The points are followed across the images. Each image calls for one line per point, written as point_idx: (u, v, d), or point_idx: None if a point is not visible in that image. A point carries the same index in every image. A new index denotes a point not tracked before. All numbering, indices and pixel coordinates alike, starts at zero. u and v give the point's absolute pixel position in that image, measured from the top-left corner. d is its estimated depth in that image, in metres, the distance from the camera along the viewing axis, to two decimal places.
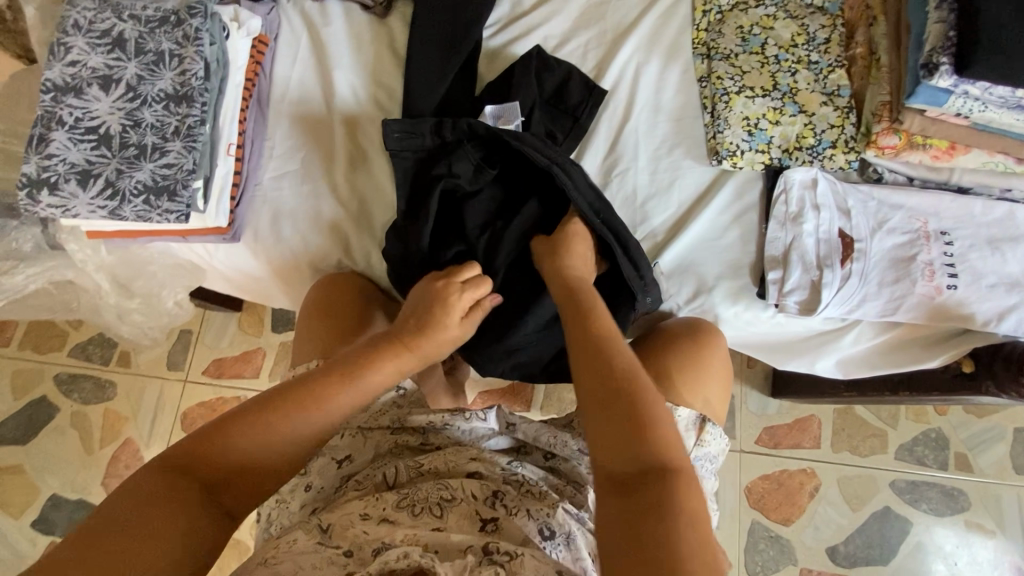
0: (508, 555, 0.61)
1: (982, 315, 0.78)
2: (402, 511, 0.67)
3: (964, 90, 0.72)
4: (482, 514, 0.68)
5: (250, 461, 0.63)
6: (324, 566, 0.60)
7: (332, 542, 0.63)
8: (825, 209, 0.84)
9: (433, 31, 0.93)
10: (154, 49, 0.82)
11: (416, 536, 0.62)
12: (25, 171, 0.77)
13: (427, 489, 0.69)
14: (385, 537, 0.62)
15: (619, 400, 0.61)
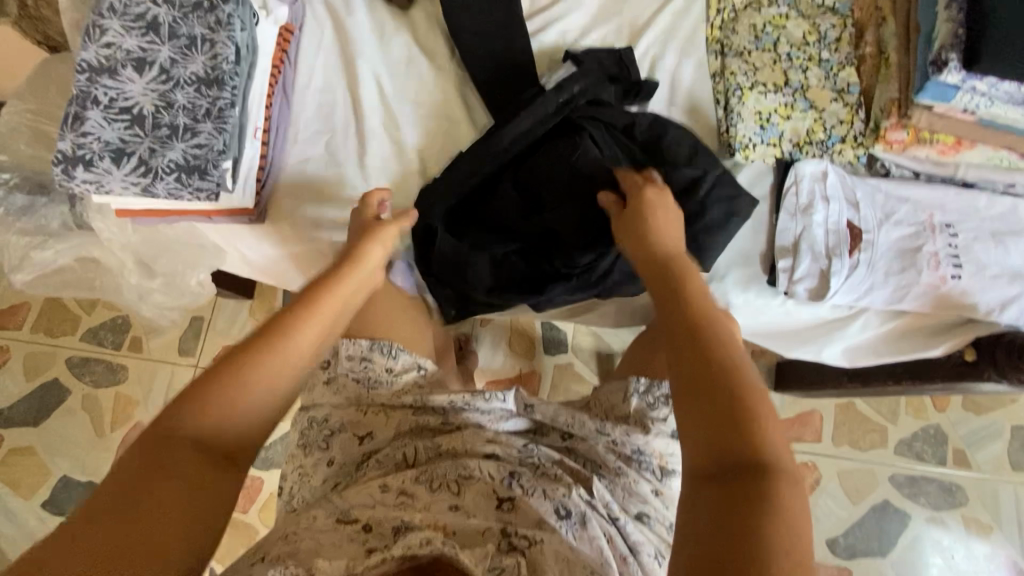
0: (528, 540, 0.64)
1: (986, 304, 0.80)
2: (420, 486, 0.71)
3: (972, 86, 0.74)
4: (499, 493, 0.70)
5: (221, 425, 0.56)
6: (344, 543, 0.63)
7: (349, 519, 0.66)
8: (834, 202, 0.86)
9: (469, 26, 0.97)
10: (187, 34, 0.84)
11: (435, 518, 0.64)
12: (61, 148, 0.79)
13: (446, 469, 0.73)
14: (406, 516, 0.64)
15: (720, 394, 0.53)
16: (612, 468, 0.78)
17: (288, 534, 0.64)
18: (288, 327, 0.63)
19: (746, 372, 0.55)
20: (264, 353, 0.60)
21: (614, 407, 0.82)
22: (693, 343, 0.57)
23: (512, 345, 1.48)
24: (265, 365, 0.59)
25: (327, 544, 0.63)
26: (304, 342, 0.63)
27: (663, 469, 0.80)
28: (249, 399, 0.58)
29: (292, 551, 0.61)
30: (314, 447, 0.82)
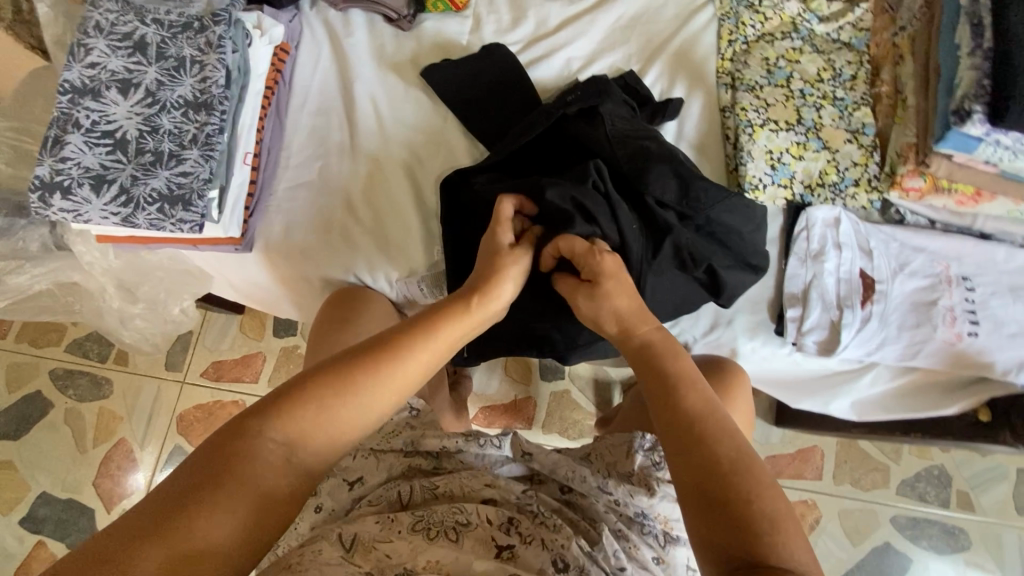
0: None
1: (1002, 364, 0.76)
2: (419, 533, 0.66)
3: (995, 139, 0.71)
4: (498, 540, 0.67)
5: (313, 432, 0.55)
6: None
7: (354, 559, 0.62)
8: (847, 249, 0.82)
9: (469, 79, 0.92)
10: (176, 55, 0.81)
11: (438, 564, 0.62)
12: (38, 173, 0.76)
13: (443, 512, 0.69)
14: (408, 562, 0.62)
15: (726, 495, 0.53)
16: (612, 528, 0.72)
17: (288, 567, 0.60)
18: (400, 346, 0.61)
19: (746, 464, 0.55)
20: (364, 381, 0.58)
21: (618, 462, 0.78)
22: (683, 440, 0.57)
23: (508, 371, 1.44)
24: (372, 383, 0.58)
25: None
26: (411, 373, 0.61)
27: (665, 534, 0.74)
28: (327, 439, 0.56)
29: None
30: None
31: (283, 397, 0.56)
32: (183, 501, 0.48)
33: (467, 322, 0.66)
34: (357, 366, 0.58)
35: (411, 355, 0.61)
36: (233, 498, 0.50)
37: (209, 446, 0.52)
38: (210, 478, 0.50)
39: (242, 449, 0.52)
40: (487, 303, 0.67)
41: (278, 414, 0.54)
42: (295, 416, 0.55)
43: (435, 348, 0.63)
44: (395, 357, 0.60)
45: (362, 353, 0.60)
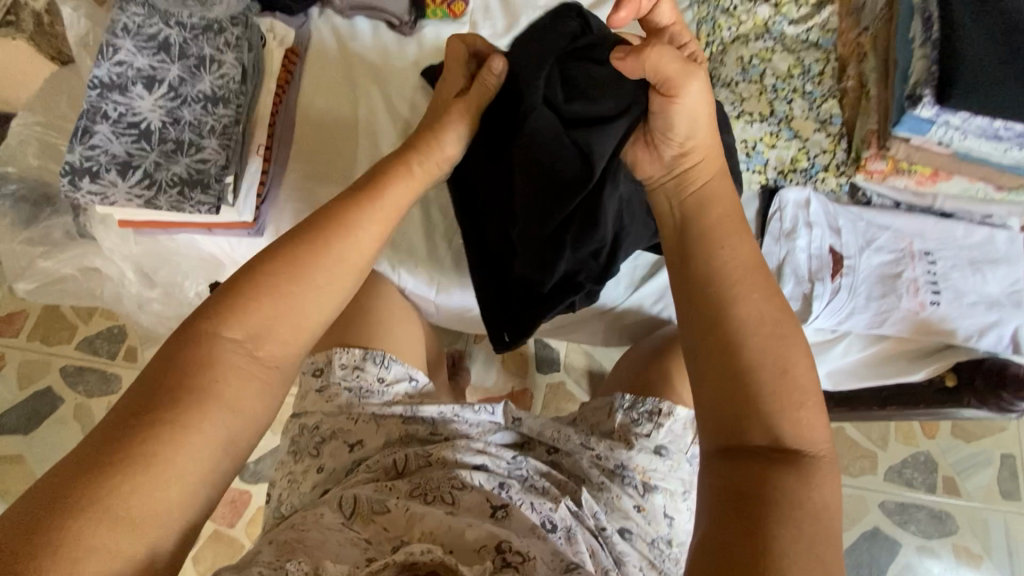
0: (522, 556, 0.59)
1: (964, 330, 0.82)
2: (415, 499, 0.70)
3: (946, 121, 0.78)
4: (492, 502, 0.70)
5: (262, 327, 0.57)
6: (346, 545, 0.62)
7: (355, 525, 0.66)
8: (817, 227, 0.89)
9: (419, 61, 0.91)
10: (196, 54, 0.88)
11: (432, 533, 0.63)
12: (68, 160, 0.82)
13: (439, 479, 0.73)
14: (405, 534, 0.64)
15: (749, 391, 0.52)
16: (596, 483, 0.78)
17: (295, 525, 0.65)
18: (342, 220, 0.64)
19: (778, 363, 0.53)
20: (314, 270, 0.61)
21: (601, 422, 0.83)
22: (713, 326, 0.56)
23: (505, 364, 1.49)
24: (315, 272, 0.61)
25: (330, 542, 0.62)
26: (362, 249, 0.65)
27: (646, 485, 0.78)
28: (289, 332, 0.59)
29: (299, 537, 0.62)
30: (304, 453, 0.81)
31: (235, 288, 0.58)
32: (129, 440, 0.49)
33: (409, 182, 0.72)
34: (295, 251, 0.61)
35: (358, 220, 0.65)
36: (207, 394, 0.53)
37: (167, 353, 0.55)
38: (160, 405, 0.51)
39: (201, 358, 0.54)
40: (428, 157, 0.74)
41: (232, 318, 0.56)
42: (246, 317, 0.57)
43: (371, 225, 0.66)
44: (330, 240, 0.62)
45: (293, 241, 0.62)
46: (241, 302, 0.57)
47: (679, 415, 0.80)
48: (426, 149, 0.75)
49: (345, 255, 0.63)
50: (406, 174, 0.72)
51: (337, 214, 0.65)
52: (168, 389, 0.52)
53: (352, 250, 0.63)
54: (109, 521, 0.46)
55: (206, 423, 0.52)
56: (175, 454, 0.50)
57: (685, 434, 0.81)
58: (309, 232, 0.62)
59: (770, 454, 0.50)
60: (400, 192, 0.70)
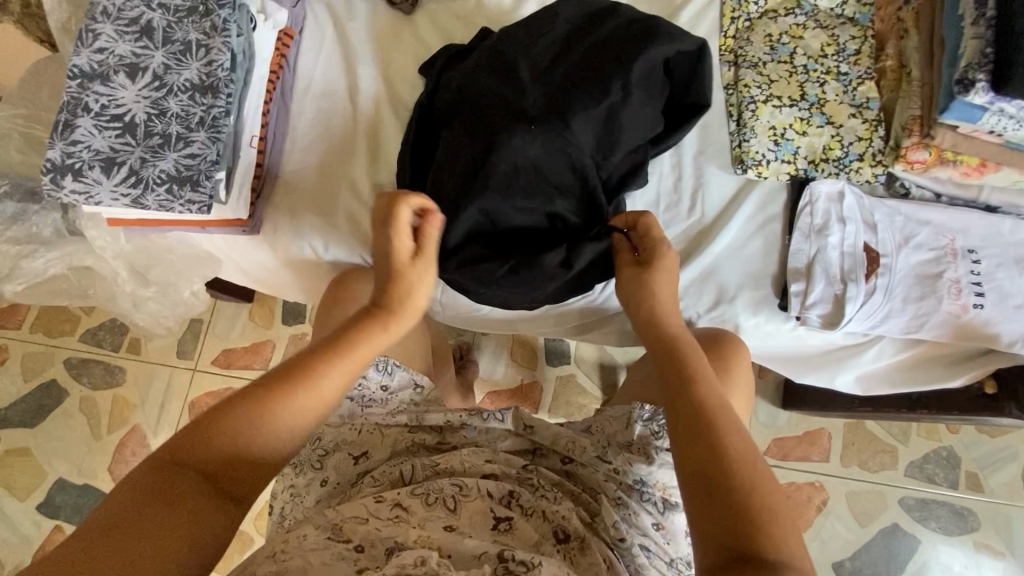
0: (527, 564, 0.59)
1: (1008, 335, 0.76)
2: (416, 500, 0.69)
3: (1000, 108, 0.71)
4: (496, 512, 0.68)
5: (252, 438, 0.59)
6: (335, 560, 0.59)
7: (342, 537, 0.63)
8: (851, 223, 0.82)
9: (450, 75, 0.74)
10: (182, 39, 0.82)
11: (429, 538, 0.61)
12: (49, 157, 0.77)
13: (442, 483, 0.71)
14: (400, 536, 0.62)
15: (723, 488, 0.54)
16: (612, 497, 0.74)
17: (276, 554, 0.60)
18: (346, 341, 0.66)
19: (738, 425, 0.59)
20: (290, 398, 0.61)
21: (617, 433, 0.78)
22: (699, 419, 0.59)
23: (514, 356, 1.44)
24: (291, 408, 0.61)
25: (316, 562, 0.58)
26: (332, 389, 0.63)
27: (665, 501, 0.76)
28: (274, 442, 0.60)
29: (279, 570, 0.57)
30: (306, 466, 0.78)
31: (225, 406, 0.59)
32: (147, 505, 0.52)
33: (386, 336, 0.69)
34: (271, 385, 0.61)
35: (329, 369, 0.63)
36: (178, 501, 0.53)
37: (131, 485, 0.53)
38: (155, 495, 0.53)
39: (160, 481, 0.54)
40: (406, 303, 0.71)
41: (202, 436, 0.57)
42: (221, 429, 0.58)
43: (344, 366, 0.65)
44: (307, 373, 0.62)
45: (282, 369, 0.63)
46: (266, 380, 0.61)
47: None
48: (409, 296, 0.71)
49: (324, 392, 0.63)
50: (385, 328, 0.69)
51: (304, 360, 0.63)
52: (122, 531, 0.50)
53: (323, 380, 0.63)
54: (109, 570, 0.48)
55: (195, 506, 0.54)
56: (160, 520, 0.52)
57: None
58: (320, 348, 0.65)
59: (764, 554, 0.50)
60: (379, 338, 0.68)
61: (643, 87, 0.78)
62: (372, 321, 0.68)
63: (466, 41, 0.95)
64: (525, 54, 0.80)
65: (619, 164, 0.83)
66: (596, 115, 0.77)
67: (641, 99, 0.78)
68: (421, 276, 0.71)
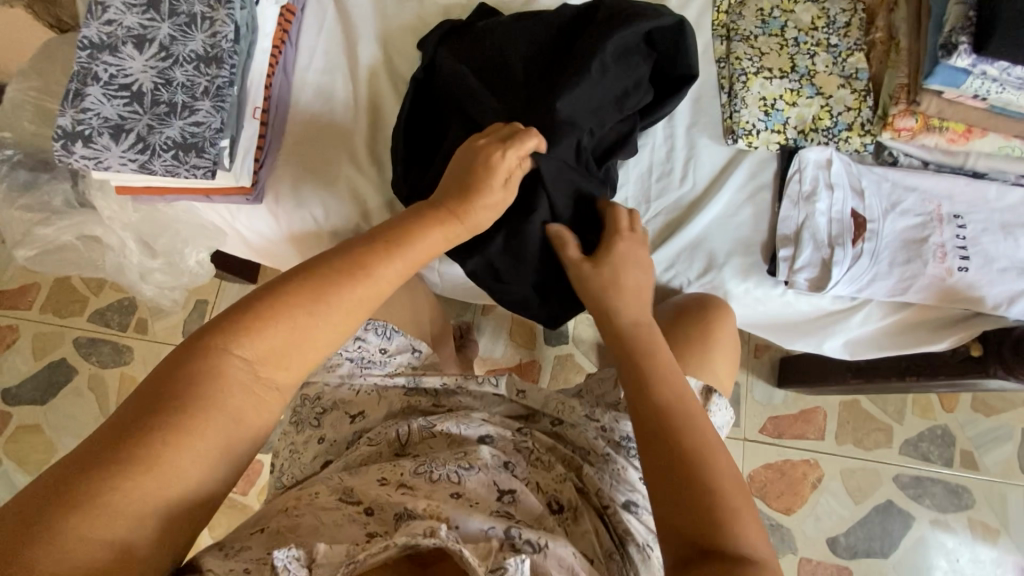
0: (534, 544, 0.60)
1: (993, 298, 0.78)
2: (421, 476, 0.68)
3: (983, 71, 0.73)
4: (499, 485, 0.69)
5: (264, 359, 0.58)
6: (345, 523, 0.61)
7: (351, 501, 0.64)
8: (839, 190, 0.84)
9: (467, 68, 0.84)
10: (187, 11, 0.84)
11: (438, 508, 0.61)
12: (60, 124, 0.80)
13: (446, 458, 0.71)
14: (409, 503, 0.61)
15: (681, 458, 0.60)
16: (601, 454, 0.77)
17: (289, 509, 0.64)
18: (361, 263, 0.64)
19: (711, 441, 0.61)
20: (336, 300, 0.62)
21: (606, 394, 0.80)
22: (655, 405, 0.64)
23: (513, 335, 1.46)
24: (337, 311, 0.62)
25: (328, 524, 0.61)
26: (379, 289, 0.64)
27: None
28: (318, 341, 0.61)
29: (294, 525, 0.61)
30: (306, 424, 0.81)
31: (265, 303, 0.59)
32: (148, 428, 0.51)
33: (439, 239, 0.70)
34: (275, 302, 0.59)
35: (378, 270, 0.64)
36: (224, 390, 0.55)
37: (169, 359, 0.55)
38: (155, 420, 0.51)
39: (205, 370, 0.55)
40: (462, 220, 0.71)
41: (245, 334, 0.57)
42: (263, 327, 0.58)
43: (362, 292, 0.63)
44: (329, 294, 0.61)
45: (330, 269, 0.63)
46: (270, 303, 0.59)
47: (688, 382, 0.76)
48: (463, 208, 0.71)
49: (328, 324, 0.61)
50: (436, 234, 0.70)
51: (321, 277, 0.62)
52: (176, 411, 0.52)
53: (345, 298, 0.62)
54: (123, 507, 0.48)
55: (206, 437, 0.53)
56: (176, 456, 0.51)
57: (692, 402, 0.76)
58: (368, 246, 0.66)
59: (725, 557, 0.54)
60: (434, 240, 0.70)
61: (622, 63, 0.80)
62: (424, 226, 0.69)
63: (463, 17, 0.97)
64: (518, 51, 0.83)
65: (609, 133, 0.85)
66: (581, 92, 0.78)
67: (619, 72, 0.80)
68: (484, 199, 0.72)
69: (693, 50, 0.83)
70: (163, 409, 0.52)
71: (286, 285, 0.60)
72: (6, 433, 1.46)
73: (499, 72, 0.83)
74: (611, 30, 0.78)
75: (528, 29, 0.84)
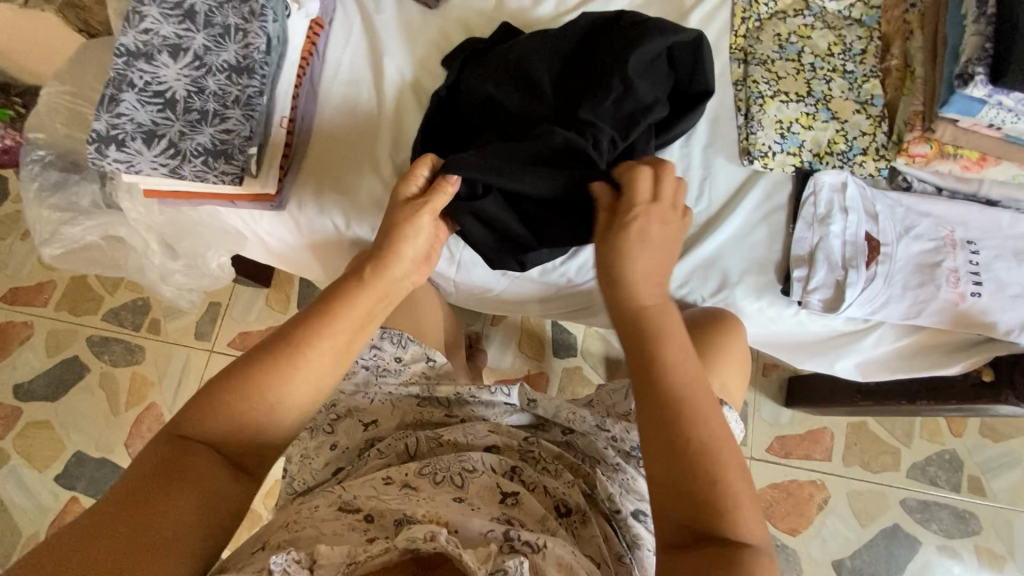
0: (532, 545, 0.59)
1: (1005, 324, 0.79)
2: (424, 478, 0.70)
3: (998, 101, 0.74)
4: (502, 487, 0.70)
5: (248, 417, 0.63)
6: (344, 532, 0.61)
7: (352, 509, 0.65)
8: (853, 213, 0.85)
9: (499, 73, 0.85)
10: (221, 23, 0.87)
11: (438, 514, 0.61)
12: (95, 128, 0.83)
13: (450, 460, 0.72)
14: (408, 509, 0.62)
15: (701, 467, 0.57)
16: (610, 464, 0.78)
17: (289, 524, 0.64)
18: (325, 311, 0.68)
19: (724, 432, 0.59)
20: (279, 377, 0.64)
21: (616, 404, 0.81)
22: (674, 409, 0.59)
23: (522, 346, 1.47)
24: (284, 385, 0.64)
25: (328, 533, 0.61)
26: (317, 363, 0.66)
27: None
28: (268, 411, 0.64)
29: (293, 539, 0.61)
30: (318, 430, 0.81)
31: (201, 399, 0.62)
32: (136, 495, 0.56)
33: (366, 296, 0.70)
34: (251, 370, 0.64)
35: (323, 335, 0.67)
36: (188, 482, 0.58)
37: (144, 463, 0.58)
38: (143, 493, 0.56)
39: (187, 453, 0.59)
40: (383, 273, 0.71)
41: (200, 413, 0.61)
42: (209, 414, 0.62)
43: (334, 333, 0.67)
44: (303, 344, 0.65)
45: (265, 353, 0.65)
46: (242, 373, 0.63)
47: None
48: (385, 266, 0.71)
49: (304, 370, 0.65)
50: (368, 287, 0.70)
51: (292, 334, 0.66)
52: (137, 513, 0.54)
53: (315, 351, 0.66)
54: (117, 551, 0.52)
55: (187, 499, 0.57)
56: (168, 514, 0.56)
57: None
58: (297, 327, 0.66)
59: (722, 538, 0.56)
60: (365, 299, 0.70)
61: (646, 76, 0.81)
62: (349, 292, 0.70)
63: (486, 34, 1.00)
64: (541, 60, 0.84)
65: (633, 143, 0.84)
66: (606, 106, 0.80)
67: (645, 85, 0.81)
68: (398, 250, 0.71)
69: (710, 63, 0.84)
70: (121, 521, 0.54)
71: (222, 374, 0.63)
72: (17, 428, 1.47)
73: (522, 76, 0.84)
74: (633, 43, 0.80)
75: (553, 41, 0.85)
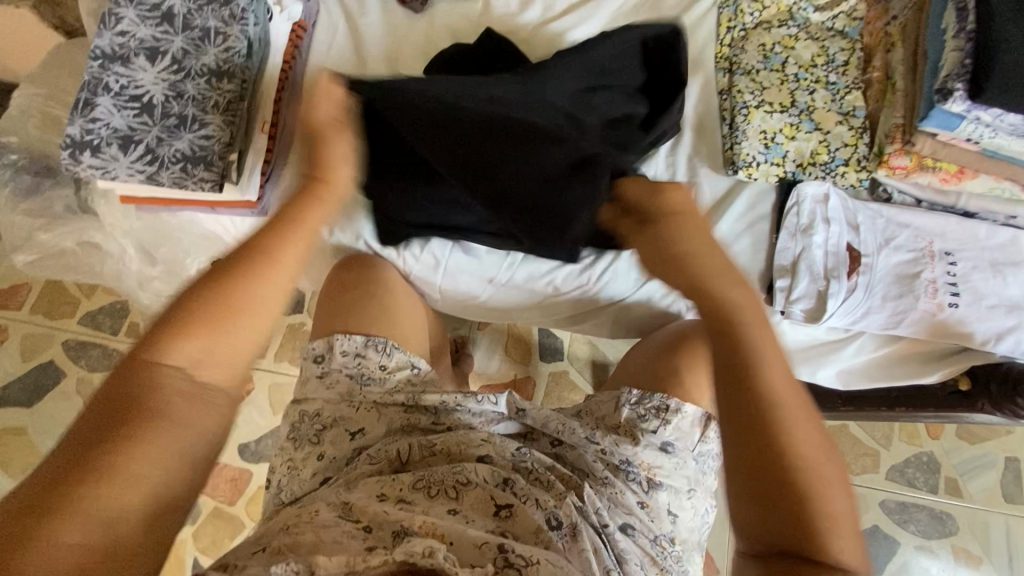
0: (525, 559, 0.59)
1: (982, 334, 0.80)
2: (418, 492, 0.69)
3: (976, 116, 0.76)
4: (496, 500, 0.69)
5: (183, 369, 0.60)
6: (345, 539, 0.61)
7: (350, 517, 0.64)
8: (835, 224, 0.86)
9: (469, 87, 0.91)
10: (200, 26, 0.85)
11: (434, 525, 0.62)
12: (69, 133, 0.81)
13: (443, 472, 0.72)
14: (405, 520, 0.62)
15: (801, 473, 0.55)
16: (600, 478, 0.77)
17: (288, 527, 0.63)
18: (265, 246, 0.67)
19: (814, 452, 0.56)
20: (210, 325, 0.62)
21: (606, 416, 0.82)
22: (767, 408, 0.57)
23: (508, 351, 1.47)
24: (208, 348, 0.61)
25: (326, 540, 0.60)
26: (280, 282, 0.67)
27: (650, 481, 0.78)
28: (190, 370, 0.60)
29: (293, 544, 0.60)
30: (304, 441, 0.80)
31: (174, 327, 0.61)
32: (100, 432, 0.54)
33: (314, 218, 0.71)
34: (189, 310, 0.62)
35: (275, 262, 0.67)
36: (165, 428, 0.56)
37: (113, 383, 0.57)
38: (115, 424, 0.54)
39: (142, 384, 0.57)
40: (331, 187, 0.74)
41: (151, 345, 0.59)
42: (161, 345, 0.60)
43: (270, 277, 0.66)
44: (239, 295, 0.64)
45: (200, 293, 0.63)
46: (175, 322, 0.61)
47: (688, 411, 0.80)
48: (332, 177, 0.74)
49: (233, 306, 0.63)
50: (322, 205, 0.73)
51: (235, 265, 0.65)
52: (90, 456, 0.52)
53: (255, 296, 0.64)
54: (89, 520, 0.50)
55: (161, 443, 0.55)
56: (138, 462, 0.53)
57: (692, 431, 0.80)
58: (230, 262, 0.65)
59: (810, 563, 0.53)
60: (302, 235, 0.70)
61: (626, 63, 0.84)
62: (300, 201, 0.72)
63: (471, 40, 0.99)
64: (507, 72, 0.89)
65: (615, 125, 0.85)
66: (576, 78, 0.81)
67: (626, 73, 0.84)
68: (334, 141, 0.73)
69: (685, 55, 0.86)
70: (83, 454, 0.52)
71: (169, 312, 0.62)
72: None
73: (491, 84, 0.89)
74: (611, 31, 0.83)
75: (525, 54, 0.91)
